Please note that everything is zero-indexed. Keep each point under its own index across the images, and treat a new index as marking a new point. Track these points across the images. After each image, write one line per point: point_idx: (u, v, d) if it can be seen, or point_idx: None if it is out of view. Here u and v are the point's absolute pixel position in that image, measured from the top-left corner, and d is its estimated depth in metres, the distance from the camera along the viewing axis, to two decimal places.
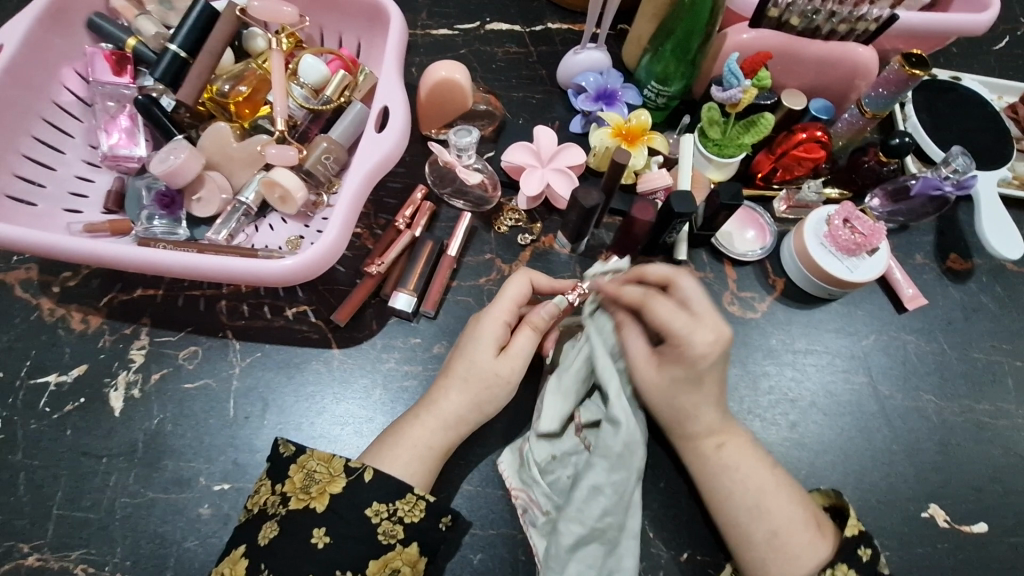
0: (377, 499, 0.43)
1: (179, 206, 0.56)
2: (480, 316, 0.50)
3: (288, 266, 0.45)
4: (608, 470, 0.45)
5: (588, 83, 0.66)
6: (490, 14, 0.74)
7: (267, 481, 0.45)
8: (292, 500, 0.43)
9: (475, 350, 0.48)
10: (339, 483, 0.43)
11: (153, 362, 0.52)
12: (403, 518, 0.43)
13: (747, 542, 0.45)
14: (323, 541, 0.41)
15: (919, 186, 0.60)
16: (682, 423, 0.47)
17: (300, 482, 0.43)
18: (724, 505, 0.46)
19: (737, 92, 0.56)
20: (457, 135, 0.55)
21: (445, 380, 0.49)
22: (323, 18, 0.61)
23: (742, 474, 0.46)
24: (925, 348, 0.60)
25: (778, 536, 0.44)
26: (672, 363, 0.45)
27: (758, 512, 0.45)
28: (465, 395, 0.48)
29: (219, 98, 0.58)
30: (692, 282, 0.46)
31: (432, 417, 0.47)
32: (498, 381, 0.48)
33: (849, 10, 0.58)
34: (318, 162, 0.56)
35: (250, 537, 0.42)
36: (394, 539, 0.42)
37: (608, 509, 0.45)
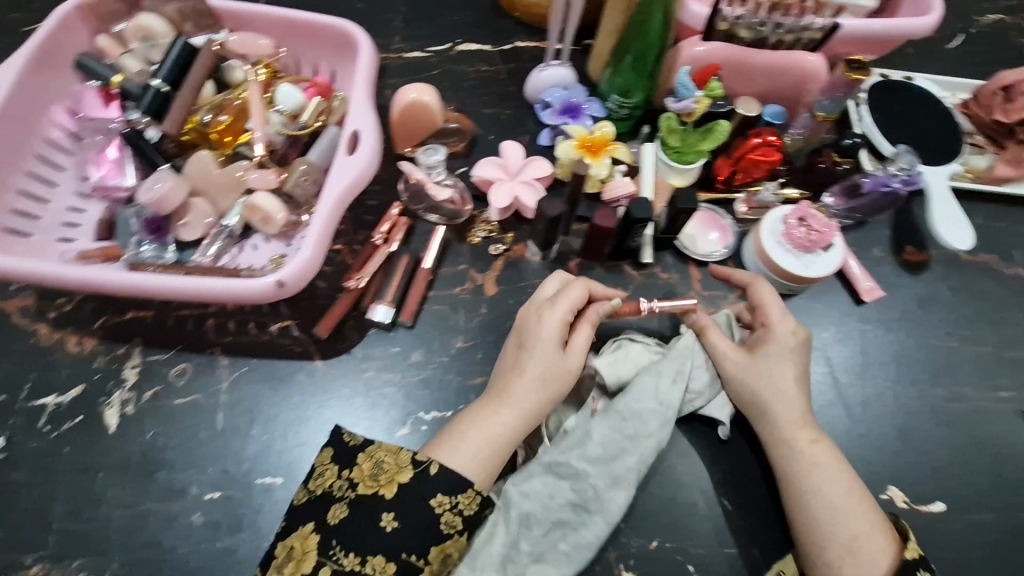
0: (441, 492, 0.46)
1: (166, 231, 0.58)
2: (542, 315, 0.54)
3: (265, 287, 0.49)
4: (611, 423, 0.52)
5: (554, 99, 0.69)
6: (460, 36, 0.78)
7: (333, 466, 0.48)
8: (360, 486, 0.46)
9: (542, 345, 0.53)
10: (407, 474, 0.47)
11: (145, 380, 0.55)
12: (462, 511, 0.46)
13: (824, 536, 0.48)
14: (390, 524, 0.45)
15: (870, 184, 0.64)
16: (779, 418, 0.53)
17: (369, 471, 0.47)
18: (809, 503, 0.50)
19: (690, 103, 0.61)
20: (426, 154, 0.58)
21: (521, 380, 0.52)
22: (298, 49, 0.64)
23: (832, 470, 0.51)
24: (883, 337, 0.63)
25: (857, 538, 0.48)
26: (760, 345, 0.56)
27: (843, 511, 0.49)
28: (541, 391, 0.52)
29: (202, 128, 0.60)
30: (767, 287, 0.58)
31: (506, 408, 0.51)
32: (564, 373, 0.52)
33: (793, 22, 0.60)
34: (297, 185, 0.60)
35: (318, 516, 0.46)
36: (453, 529, 0.46)
37: (592, 455, 0.51)
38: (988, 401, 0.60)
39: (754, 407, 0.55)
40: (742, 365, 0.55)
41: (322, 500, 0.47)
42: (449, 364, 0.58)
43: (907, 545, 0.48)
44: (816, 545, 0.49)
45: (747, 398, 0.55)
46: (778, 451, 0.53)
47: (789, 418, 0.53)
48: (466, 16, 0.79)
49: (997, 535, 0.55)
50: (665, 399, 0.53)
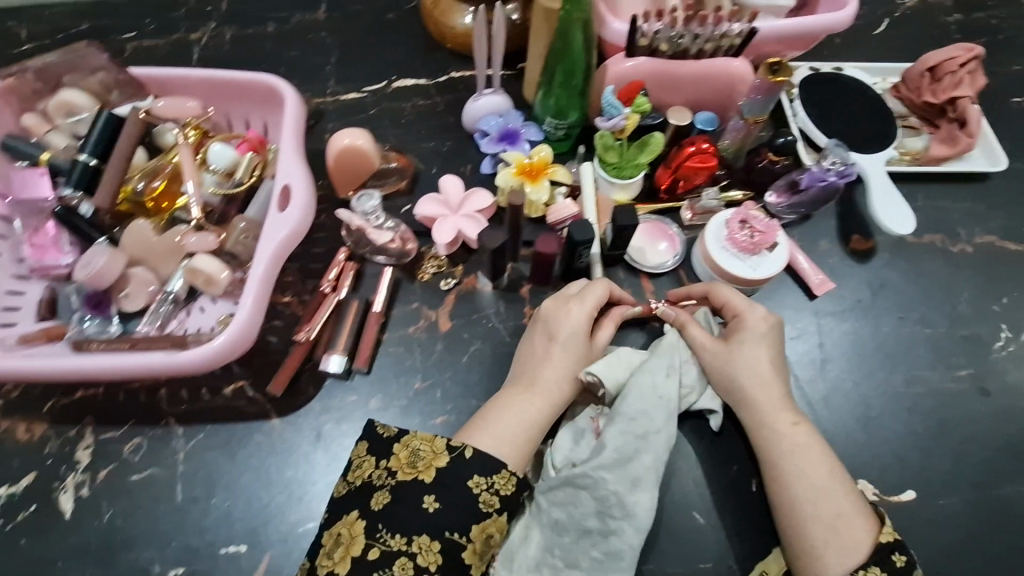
0: (478, 474, 0.48)
1: (108, 304, 0.57)
2: (568, 309, 0.56)
3: (197, 359, 0.50)
4: (620, 429, 0.51)
5: (491, 127, 0.70)
6: (395, 73, 0.79)
7: (370, 457, 0.50)
8: (399, 474, 0.48)
9: (568, 333, 0.55)
10: (443, 459, 0.48)
11: (99, 460, 0.54)
12: (499, 491, 0.48)
13: (807, 517, 0.47)
14: (432, 505, 0.46)
15: (807, 180, 0.65)
16: (756, 400, 0.52)
17: (406, 458, 0.48)
18: (790, 484, 0.48)
19: (619, 120, 0.62)
20: (363, 200, 0.58)
21: (549, 367, 0.54)
22: (228, 106, 0.64)
23: (813, 451, 0.49)
24: (838, 330, 0.63)
25: (841, 517, 0.46)
26: (735, 331, 0.55)
27: (825, 490, 0.47)
28: (569, 377, 0.55)
29: (137, 197, 0.60)
30: (727, 289, 0.57)
31: (536, 395, 0.54)
32: (588, 360, 0.56)
33: (710, 30, 0.61)
34: (238, 242, 0.59)
35: (362, 504, 0.47)
36: (492, 508, 0.48)
37: (606, 463, 0.50)
38: (945, 382, 0.61)
39: (734, 390, 0.53)
40: (718, 352, 0.54)
41: (363, 490, 0.48)
42: (409, 406, 0.58)
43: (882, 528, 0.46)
44: (798, 527, 0.47)
45: (727, 382, 0.54)
46: (758, 432, 0.51)
47: (767, 397, 0.52)
48: (399, 53, 0.80)
49: (968, 516, 0.55)
50: (668, 395, 0.52)
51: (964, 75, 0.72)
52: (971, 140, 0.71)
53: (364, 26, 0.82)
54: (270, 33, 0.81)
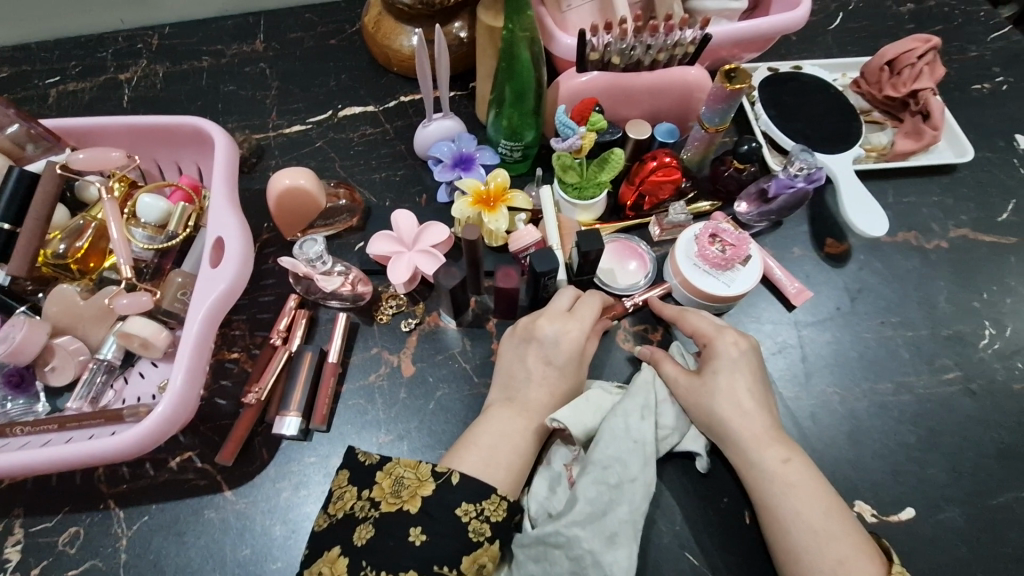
0: (465, 500, 0.44)
1: (31, 381, 0.52)
2: (566, 327, 0.54)
3: (125, 444, 0.44)
4: (592, 479, 0.47)
5: (443, 153, 0.66)
6: (341, 101, 0.75)
7: (352, 487, 0.46)
8: (382, 504, 0.44)
9: (559, 338, 0.53)
10: (429, 486, 0.45)
11: (31, 556, 0.49)
12: (490, 518, 0.44)
13: (808, 567, 0.43)
14: (419, 538, 0.42)
15: (775, 188, 0.62)
16: (739, 436, 0.49)
17: (389, 487, 0.45)
18: (787, 528, 0.45)
19: (575, 140, 0.57)
20: (303, 248, 0.53)
21: (535, 377, 0.53)
22: (157, 152, 0.60)
23: (808, 488, 0.46)
24: (819, 340, 0.61)
25: (844, 564, 0.42)
26: (710, 363, 0.53)
27: (825, 534, 0.44)
28: (553, 396, 0.52)
29: (57, 259, 0.55)
30: (696, 316, 0.56)
31: (520, 407, 0.51)
32: (574, 373, 0.53)
33: (663, 39, 0.58)
34: (175, 300, 0.55)
35: (343, 538, 0.43)
36: (482, 537, 0.43)
37: (579, 519, 0.46)
38: (933, 386, 0.59)
39: (718, 430, 0.50)
40: (694, 389, 0.52)
41: (345, 523, 0.44)
42: None
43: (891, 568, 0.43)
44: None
45: (707, 419, 0.51)
46: (746, 475, 0.49)
47: (752, 432, 0.49)
48: (344, 80, 0.76)
49: (970, 530, 0.52)
50: (642, 439, 0.49)
51: (922, 67, 0.71)
52: (936, 133, 0.69)
53: (305, 53, 0.78)
54: (206, 67, 0.77)
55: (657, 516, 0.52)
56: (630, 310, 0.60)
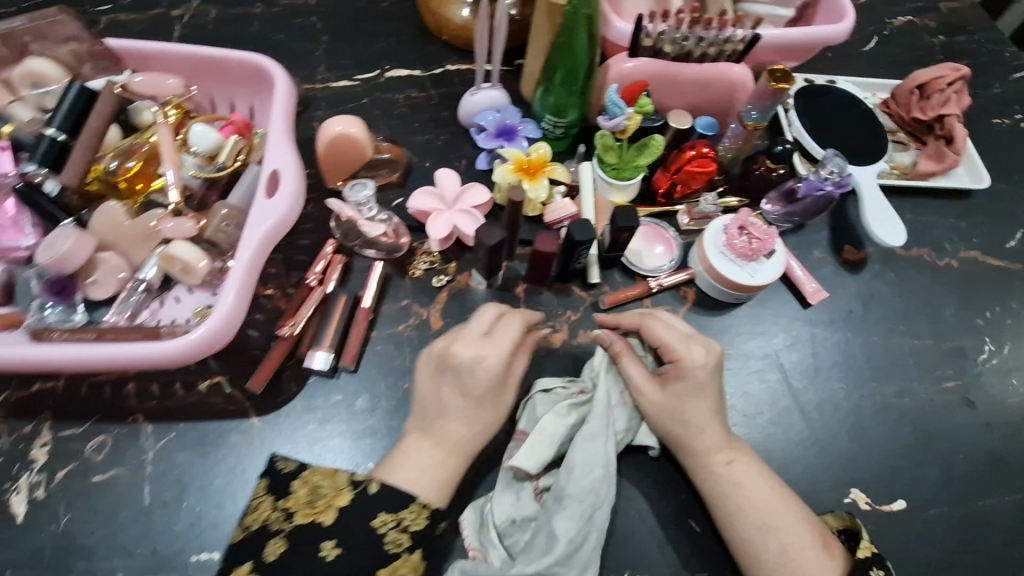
0: (382, 511, 0.46)
1: (73, 291, 0.53)
2: (482, 353, 0.51)
3: (175, 349, 0.46)
4: (565, 512, 0.48)
5: (488, 122, 0.68)
6: (389, 63, 0.76)
7: (267, 498, 0.47)
8: (297, 515, 0.46)
9: (475, 367, 0.51)
10: (345, 496, 0.47)
11: (58, 459, 0.50)
12: (409, 527, 0.46)
13: (754, 559, 0.48)
14: (331, 553, 0.44)
15: (805, 189, 0.65)
16: (692, 441, 0.52)
17: (305, 498, 0.46)
18: (735, 523, 0.50)
19: (621, 120, 0.60)
20: (352, 191, 0.55)
21: (455, 402, 0.51)
22: (214, 86, 0.61)
23: (752, 488, 0.50)
24: (830, 338, 0.63)
25: (786, 556, 0.47)
26: (674, 381, 0.54)
27: (768, 528, 0.48)
28: (472, 425, 0.51)
29: (108, 176, 0.55)
30: (658, 322, 0.56)
31: (435, 439, 0.51)
32: (492, 400, 0.52)
33: (715, 34, 0.61)
34: (219, 230, 0.56)
35: (255, 555, 0.44)
36: (399, 548, 0.45)
37: (559, 559, 0.47)
38: (934, 394, 0.61)
39: (670, 437, 0.53)
40: (654, 396, 0.54)
41: (258, 535, 0.45)
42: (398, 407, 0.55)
43: (858, 546, 0.49)
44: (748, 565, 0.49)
45: (661, 424, 0.54)
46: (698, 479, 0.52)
47: (705, 438, 0.52)
48: (393, 42, 0.78)
49: (955, 528, 0.55)
50: (608, 462, 0.50)
51: (951, 93, 0.74)
52: (957, 157, 0.72)
53: (356, 13, 0.79)
54: (257, 15, 0.78)
55: (663, 484, 0.55)
56: (654, 290, 0.63)
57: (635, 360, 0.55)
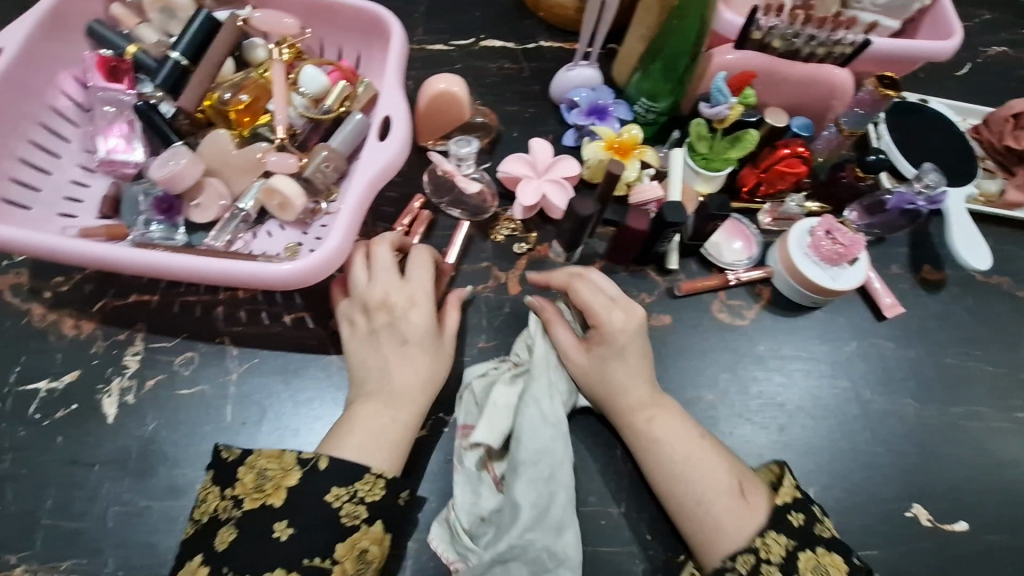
0: (335, 485, 0.44)
1: (177, 211, 0.55)
2: (412, 300, 0.52)
3: (288, 271, 0.46)
4: (527, 482, 0.48)
5: (581, 99, 0.68)
6: (484, 32, 0.77)
7: (216, 488, 0.45)
8: (245, 501, 0.44)
9: (412, 312, 0.52)
10: (294, 475, 0.44)
11: (147, 368, 0.52)
12: (364, 499, 0.45)
13: (680, 511, 0.49)
14: (284, 534, 0.42)
15: (895, 201, 0.64)
16: (616, 402, 0.53)
17: (251, 483, 0.44)
18: (660, 479, 0.50)
19: (724, 108, 0.60)
20: (457, 145, 0.57)
21: (399, 355, 0.51)
22: (326, 31, 0.62)
23: (670, 445, 0.50)
24: (902, 354, 0.63)
25: (701, 503, 0.48)
26: (598, 346, 0.54)
27: (687, 481, 0.49)
28: (422, 378, 0.51)
29: (220, 106, 0.57)
30: (585, 284, 0.55)
31: (382, 395, 0.50)
32: (435, 348, 0.52)
33: (827, 35, 0.61)
34: (317, 170, 0.57)
35: (205, 546, 0.43)
36: (357, 520, 0.44)
37: (528, 524, 0.47)
38: (1005, 422, 0.61)
39: (600, 399, 0.54)
40: (580, 362, 0.54)
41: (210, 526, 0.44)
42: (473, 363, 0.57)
43: (779, 491, 0.48)
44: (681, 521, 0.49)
45: (587, 386, 0.54)
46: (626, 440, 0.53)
47: (625, 400, 0.53)
48: (489, 12, 0.78)
49: (1016, 556, 0.55)
50: (555, 419, 0.51)
51: None
52: None
53: None
54: None
55: None
56: (731, 283, 0.63)
57: (564, 324, 0.55)
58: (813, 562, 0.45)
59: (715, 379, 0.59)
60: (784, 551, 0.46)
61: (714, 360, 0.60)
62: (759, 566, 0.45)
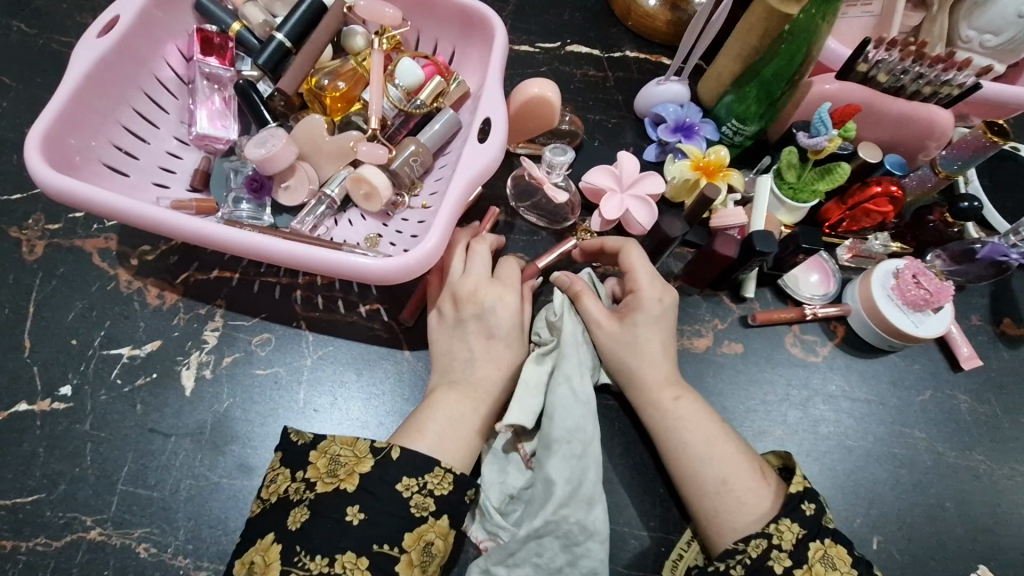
0: (407, 475, 0.44)
1: (267, 191, 0.55)
2: (501, 296, 0.52)
3: (385, 267, 0.45)
4: (554, 458, 0.48)
5: (668, 113, 0.67)
6: (571, 36, 0.76)
7: (285, 470, 0.45)
8: (318, 484, 0.43)
9: (498, 305, 0.52)
10: (367, 463, 0.44)
11: (225, 345, 0.52)
12: (433, 492, 0.44)
13: (696, 491, 0.48)
14: (356, 518, 0.42)
15: (986, 251, 0.62)
16: (640, 377, 0.51)
17: (325, 467, 0.44)
18: (681, 456, 0.49)
19: (822, 141, 0.58)
20: (553, 152, 0.56)
21: (482, 350, 0.51)
22: (424, 24, 0.61)
23: (694, 422, 0.50)
24: (978, 409, 0.61)
25: (726, 483, 0.46)
26: (631, 312, 0.53)
27: (709, 459, 0.48)
28: (509, 377, 0.52)
29: (318, 91, 0.57)
30: (639, 251, 0.54)
31: (462, 387, 0.50)
32: (516, 344, 0.52)
33: (937, 74, 0.59)
34: (405, 163, 0.57)
35: (278, 524, 0.42)
36: (426, 511, 0.44)
37: (561, 500, 0.47)
38: None
39: (622, 373, 0.52)
40: (609, 331, 0.52)
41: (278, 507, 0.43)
42: None
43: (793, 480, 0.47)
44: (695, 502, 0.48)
45: (612, 358, 0.52)
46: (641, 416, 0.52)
47: (649, 374, 0.51)
48: (578, 17, 0.77)
49: None
50: (586, 398, 0.49)
51: None
52: None
53: None
54: None
55: None
56: (807, 317, 0.61)
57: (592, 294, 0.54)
58: (821, 552, 0.44)
59: (783, 415, 0.58)
60: (796, 539, 0.44)
61: (784, 395, 0.59)
62: (770, 552, 0.43)
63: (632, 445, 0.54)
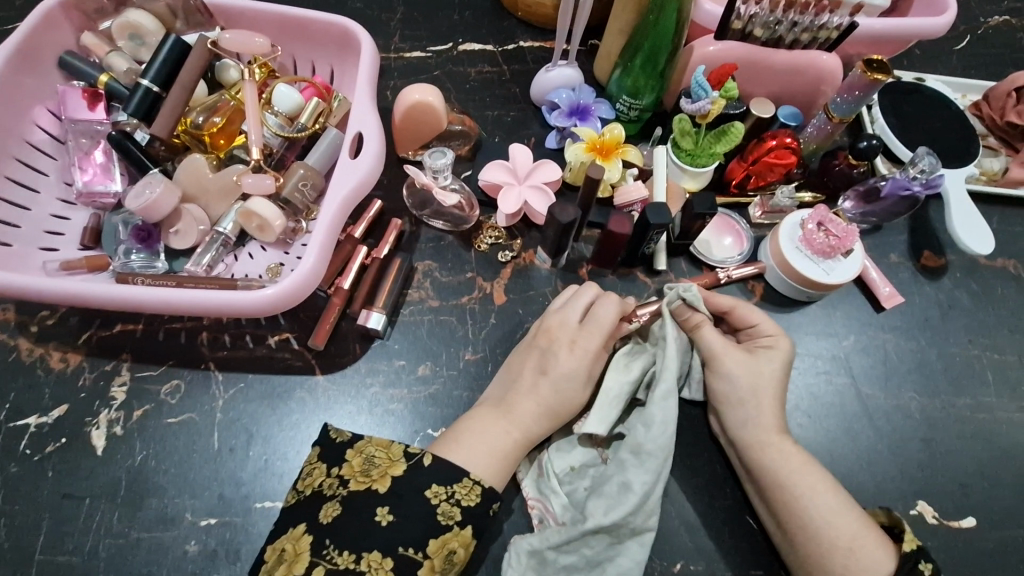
0: (436, 482, 0.44)
1: (156, 239, 0.55)
2: (570, 342, 0.52)
3: (269, 296, 0.46)
4: (639, 465, 0.47)
5: (561, 100, 0.66)
6: (462, 35, 0.75)
7: (321, 465, 0.46)
8: (351, 483, 0.44)
9: (564, 363, 0.51)
10: (399, 466, 0.44)
11: (135, 399, 0.52)
12: (460, 501, 0.44)
13: (824, 545, 0.45)
14: (386, 519, 0.42)
15: (889, 188, 0.61)
16: (754, 419, 0.50)
17: (359, 466, 0.45)
18: (805, 504, 0.47)
19: (705, 103, 0.57)
20: (432, 158, 0.55)
21: (529, 399, 0.50)
22: (296, 48, 0.61)
23: (818, 473, 0.48)
24: (904, 346, 0.61)
25: (853, 541, 0.45)
26: (761, 347, 0.53)
27: (834, 514, 0.46)
28: (546, 416, 0.50)
29: (194, 130, 0.57)
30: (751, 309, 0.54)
31: (510, 423, 0.49)
32: (572, 402, 0.51)
33: (810, 20, 0.59)
34: (295, 190, 0.56)
35: (309, 516, 0.43)
36: (452, 520, 0.43)
37: (630, 508, 0.46)
38: (1013, 412, 0.59)
39: (743, 404, 0.51)
40: (737, 360, 0.51)
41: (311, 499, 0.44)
42: (457, 377, 0.56)
43: (903, 539, 0.45)
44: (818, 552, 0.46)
45: (719, 395, 0.52)
46: (764, 457, 0.49)
47: (760, 421, 0.50)
48: (467, 15, 0.76)
49: None
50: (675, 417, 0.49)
51: None
52: None
53: None
54: None
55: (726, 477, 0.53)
56: (721, 281, 0.61)
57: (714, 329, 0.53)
58: None
59: None
60: None
61: None
62: None
63: (722, 486, 0.53)
